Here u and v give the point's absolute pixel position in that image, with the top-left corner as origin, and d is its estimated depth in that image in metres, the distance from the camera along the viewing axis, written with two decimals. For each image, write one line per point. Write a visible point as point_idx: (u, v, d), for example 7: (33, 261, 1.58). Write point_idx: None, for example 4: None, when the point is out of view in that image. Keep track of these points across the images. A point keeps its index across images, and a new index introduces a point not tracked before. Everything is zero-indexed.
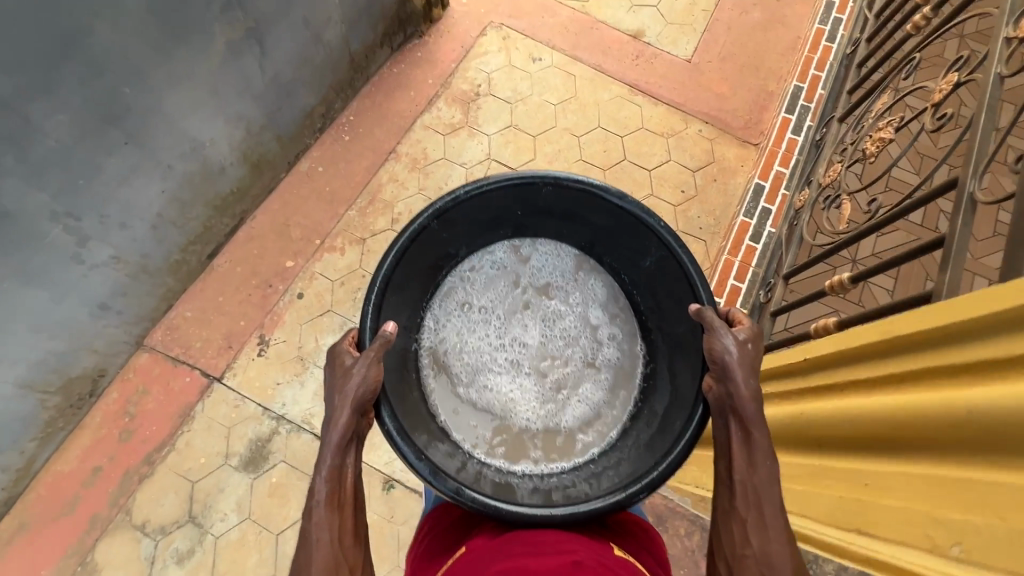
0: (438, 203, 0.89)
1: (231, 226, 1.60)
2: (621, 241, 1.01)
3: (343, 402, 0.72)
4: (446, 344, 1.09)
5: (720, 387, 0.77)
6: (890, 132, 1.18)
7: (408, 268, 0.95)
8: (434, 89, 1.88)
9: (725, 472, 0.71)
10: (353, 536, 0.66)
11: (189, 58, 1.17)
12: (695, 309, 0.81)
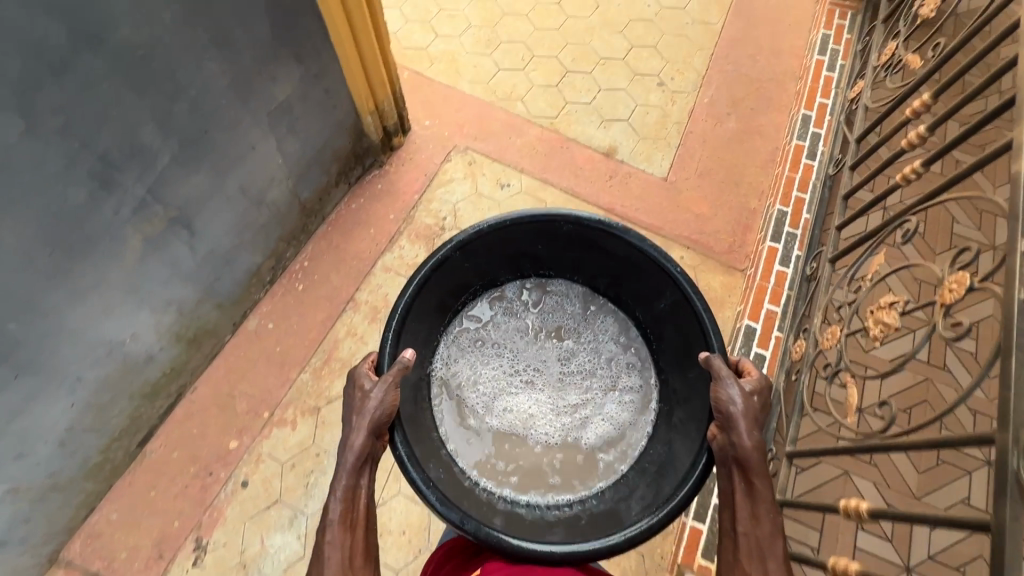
0: (461, 234, 1.12)
1: (166, 406, 1.43)
2: (638, 282, 1.24)
3: (360, 424, 0.93)
4: (460, 376, 1.31)
5: (723, 437, 0.96)
6: (895, 318, 1.05)
7: (436, 294, 1.19)
8: (396, 225, 1.76)
9: (731, 527, 0.86)
10: (360, 558, 0.83)
11: (96, 270, 1.03)
12: (705, 358, 1.02)
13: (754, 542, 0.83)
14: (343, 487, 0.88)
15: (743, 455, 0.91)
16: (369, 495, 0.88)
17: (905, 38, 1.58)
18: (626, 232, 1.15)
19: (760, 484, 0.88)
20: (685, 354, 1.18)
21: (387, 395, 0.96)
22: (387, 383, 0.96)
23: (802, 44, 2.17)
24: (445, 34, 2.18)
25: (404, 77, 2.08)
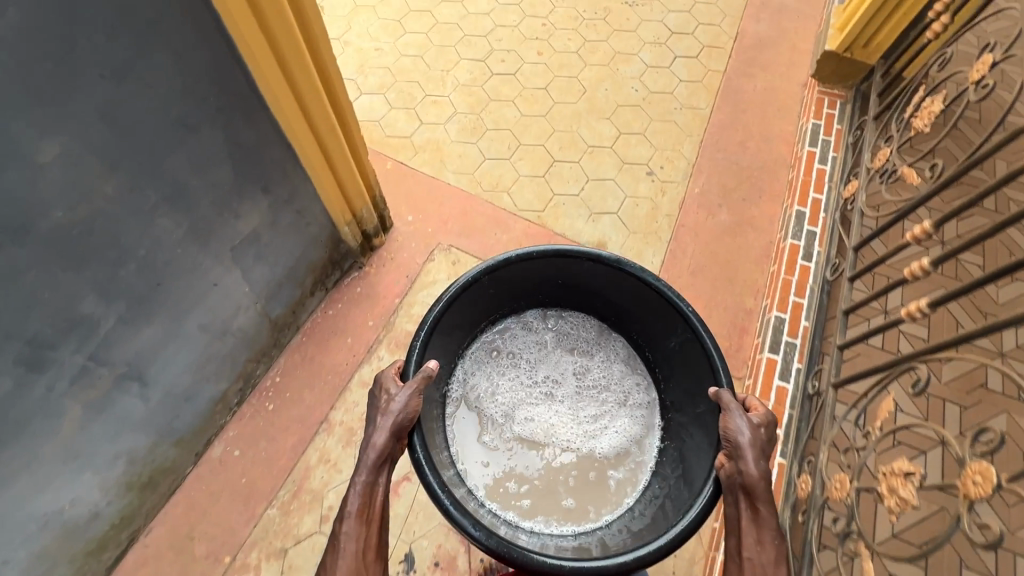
0: (491, 262, 1.23)
1: (117, 553, 1.31)
2: (651, 317, 1.34)
3: (382, 428, 1.01)
4: (483, 392, 1.43)
5: (731, 465, 1.04)
6: (914, 495, 0.97)
7: (464, 312, 1.30)
8: (375, 332, 1.67)
9: (737, 547, 0.95)
10: (373, 552, 0.91)
11: (26, 449, 0.93)
12: (715, 391, 1.12)
13: (756, 566, 0.92)
14: (362, 483, 0.96)
15: (751, 482, 0.99)
16: (385, 493, 0.96)
17: (898, 144, 1.54)
18: (647, 273, 1.24)
19: (765, 509, 0.97)
20: (695, 390, 1.27)
21: (411, 405, 1.04)
22: (410, 392, 1.06)
23: (792, 130, 2.14)
24: (430, 122, 2.14)
25: (387, 168, 2.03)
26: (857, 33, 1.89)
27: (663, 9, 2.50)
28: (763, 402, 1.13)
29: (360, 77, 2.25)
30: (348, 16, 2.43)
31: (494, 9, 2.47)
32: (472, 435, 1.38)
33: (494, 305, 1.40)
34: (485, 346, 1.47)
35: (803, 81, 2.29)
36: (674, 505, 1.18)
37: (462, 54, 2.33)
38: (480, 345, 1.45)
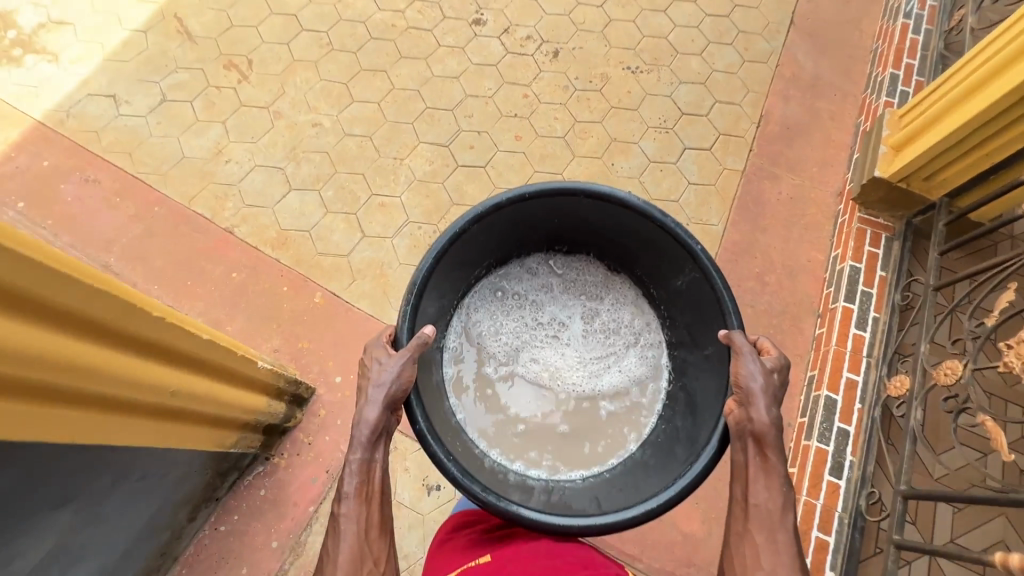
0: (480, 208, 1.05)
1: None
2: (656, 258, 1.19)
3: (376, 401, 0.93)
4: (485, 331, 1.27)
5: (741, 411, 0.97)
6: None
7: (461, 263, 1.16)
8: (279, 559, 1.30)
9: (743, 495, 0.92)
10: (376, 529, 0.90)
11: None
12: (726, 335, 1.03)
13: (764, 512, 0.89)
14: (359, 460, 0.92)
15: (760, 429, 0.93)
16: (384, 469, 0.92)
17: (973, 363, 1.17)
18: (646, 206, 1.09)
19: (775, 455, 0.92)
20: (698, 331, 1.15)
21: (402, 372, 0.94)
22: (402, 360, 0.95)
23: (821, 259, 1.76)
24: (374, 234, 1.71)
25: (315, 302, 1.61)
26: (915, 167, 1.50)
27: (672, 81, 2.05)
28: (773, 345, 1.05)
29: (291, 165, 1.80)
30: (283, 77, 1.96)
31: (466, 73, 2.02)
32: (476, 380, 1.24)
33: (490, 253, 1.22)
34: (489, 288, 1.29)
35: (836, 189, 1.88)
36: (684, 452, 1.07)
37: (422, 136, 1.89)
38: (483, 290, 1.29)
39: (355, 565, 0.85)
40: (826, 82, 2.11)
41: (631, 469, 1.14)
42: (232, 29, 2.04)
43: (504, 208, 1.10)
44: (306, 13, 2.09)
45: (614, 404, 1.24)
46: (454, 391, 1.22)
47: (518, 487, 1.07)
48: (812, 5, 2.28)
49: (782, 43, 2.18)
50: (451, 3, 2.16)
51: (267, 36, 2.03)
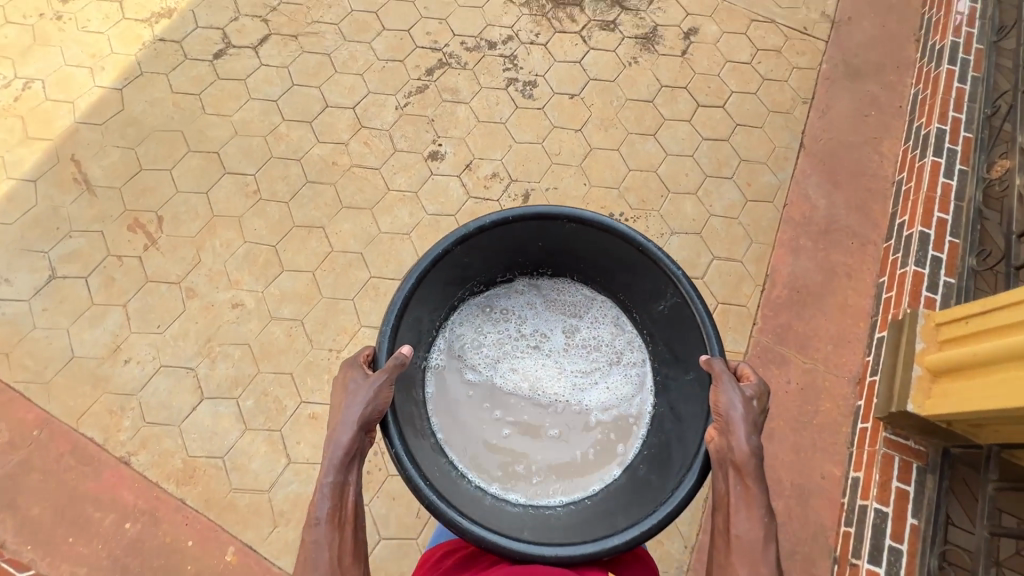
0: (464, 230, 0.95)
1: None
2: (633, 279, 1.04)
3: (349, 422, 0.81)
4: (462, 345, 1.07)
5: (721, 440, 0.84)
6: None
7: (444, 280, 1.00)
8: None
9: (724, 527, 0.78)
10: (351, 557, 0.76)
11: None
12: (705, 360, 0.89)
13: (748, 548, 0.75)
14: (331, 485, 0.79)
15: (740, 459, 0.81)
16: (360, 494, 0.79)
17: None
18: (630, 232, 0.97)
19: (758, 488, 0.79)
20: (681, 358, 0.99)
21: (380, 393, 0.83)
22: (378, 383, 0.83)
23: (837, 476, 1.48)
24: (302, 460, 1.43)
25: (226, 562, 1.33)
26: (955, 414, 1.20)
27: (662, 230, 1.76)
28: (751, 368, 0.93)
29: (204, 364, 1.50)
30: (201, 239, 1.65)
31: (421, 226, 1.71)
32: (450, 395, 1.03)
33: (477, 269, 1.05)
34: (471, 303, 1.10)
35: (853, 373, 1.60)
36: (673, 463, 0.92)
37: (363, 317, 1.59)
38: (465, 306, 1.10)
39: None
40: (841, 225, 1.81)
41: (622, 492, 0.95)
42: (142, 174, 1.73)
43: (487, 230, 0.98)
44: (230, 148, 1.78)
45: (601, 423, 1.04)
46: (433, 413, 1.01)
47: (493, 515, 0.89)
48: (824, 124, 1.97)
49: (791, 174, 1.88)
50: (403, 131, 1.85)
51: (183, 183, 1.72)
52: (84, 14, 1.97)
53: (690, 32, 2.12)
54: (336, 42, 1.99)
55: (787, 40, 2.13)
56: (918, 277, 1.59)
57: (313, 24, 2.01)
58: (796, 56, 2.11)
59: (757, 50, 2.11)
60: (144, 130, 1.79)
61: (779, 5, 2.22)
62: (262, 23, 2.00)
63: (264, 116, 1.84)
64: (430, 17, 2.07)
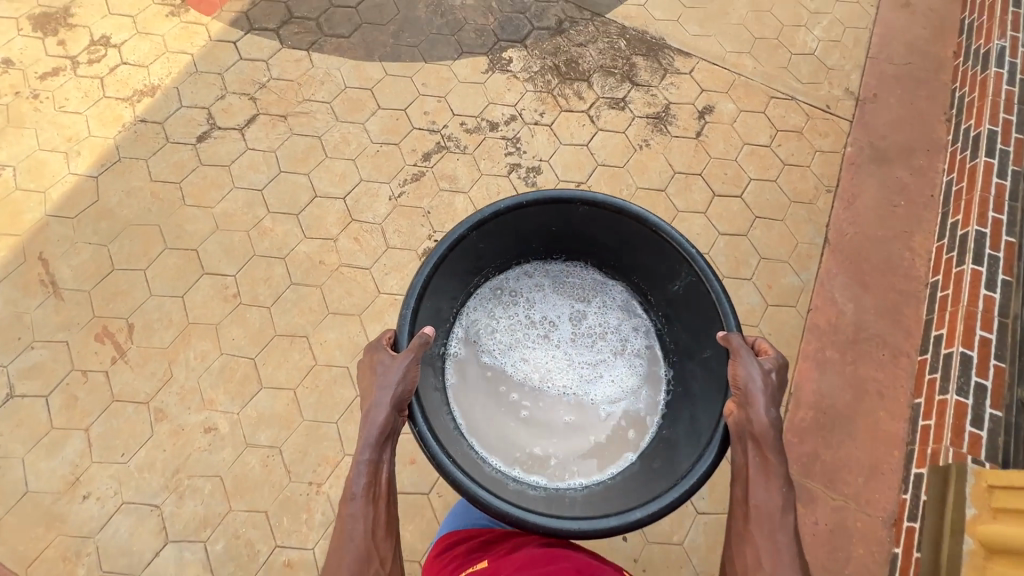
0: (479, 215, 1.00)
1: None
2: (648, 261, 1.11)
3: (383, 402, 0.88)
4: (477, 334, 1.16)
5: (740, 413, 0.90)
6: None
7: (457, 270, 1.08)
8: None
9: (742, 496, 0.86)
10: (383, 529, 0.84)
11: None
12: (723, 335, 0.95)
13: (766, 514, 0.83)
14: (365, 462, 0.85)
15: (759, 430, 0.87)
16: (392, 470, 0.86)
17: None
18: (640, 211, 1.03)
19: (775, 459, 0.86)
20: (700, 332, 1.05)
21: (408, 373, 0.90)
22: (406, 362, 0.90)
23: None
24: None
25: None
26: None
27: None
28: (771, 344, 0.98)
29: (170, 501, 1.37)
30: (174, 350, 1.52)
31: None
32: (470, 379, 1.12)
33: (491, 259, 1.15)
34: (485, 289, 1.20)
35: (887, 513, 1.45)
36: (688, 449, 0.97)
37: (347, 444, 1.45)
38: (480, 291, 1.19)
39: (361, 564, 0.80)
40: (871, 334, 1.66)
41: (635, 474, 1.03)
42: (114, 275, 1.60)
43: (502, 215, 1.03)
44: (209, 245, 1.66)
45: (610, 409, 1.12)
46: (456, 396, 1.10)
47: (515, 491, 0.96)
48: (850, 215, 1.83)
49: (815, 274, 1.74)
50: (396, 225, 1.72)
51: (157, 285, 1.59)
52: (63, 92, 1.86)
53: (705, 110, 1.99)
54: (328, 123, 1.87)
55: (808, 120, 2.00)
56: (960, 407, 1.43)
57: (303, 103, 1.90)
58: (819, 138, 1.97)
59: (777, 130, 1.97)
60: (119, 224, 1.67)
61: (800, 79, 2.08)
62: (249, 102, 1.89)
63: (248, 208, 1.72)
64: (429, 96, 1.95)
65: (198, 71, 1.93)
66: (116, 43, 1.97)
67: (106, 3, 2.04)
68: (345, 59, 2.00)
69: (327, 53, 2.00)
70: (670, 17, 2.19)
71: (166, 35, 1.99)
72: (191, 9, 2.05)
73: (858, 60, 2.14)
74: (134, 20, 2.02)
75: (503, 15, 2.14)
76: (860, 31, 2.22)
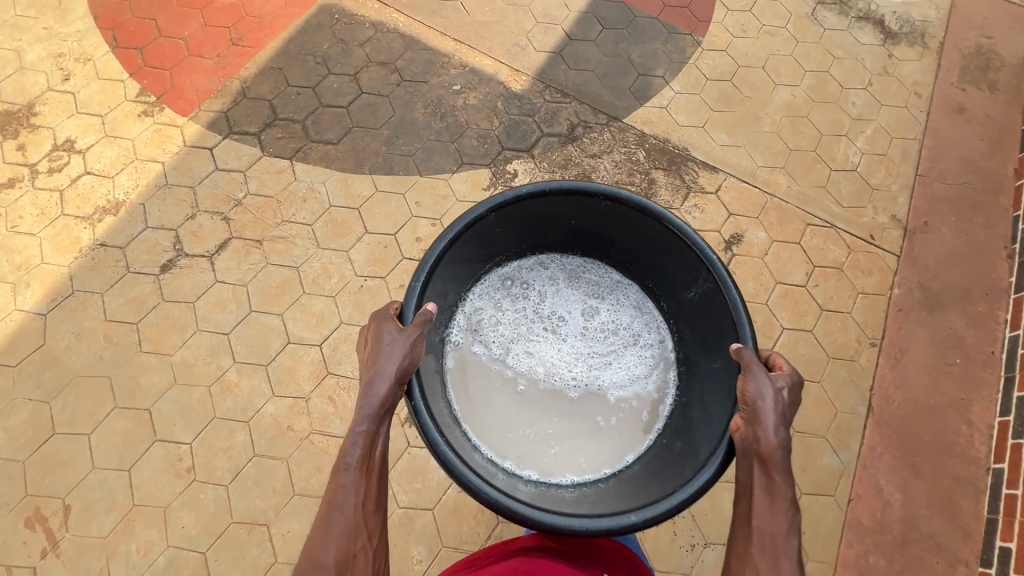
0: (502, 198, 0.92)
1: None
2: (665, 266, 1.02)
3: (385, 373, 0.78)
4: (483, 319, 1.08)
5: (747, 429, 0.78)
6: None
7: (467, 257, 1.00)
8: None
9: (745, 516, 0.72)
10: (374, 504, 0.71)
11: None
12: (735, 349, 0.86)
13: (768, 539, 0.69)
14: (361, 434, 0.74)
15: (767, 451, 0.75)
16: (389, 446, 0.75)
17: None
18: (660, 210, 0.93)
19: (781, 483, 0.74)
20: (710, 345, 0.95)
21: (412, 349, 0.81)
22: (411, 337, 0.81)
23: None
24: None
25: None
26: None
27: (693, 538, 1.56)
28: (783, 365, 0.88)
29: None
30: (113, 541, 1.33)
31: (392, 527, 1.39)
32: (468, 368, 1.02)
33: (503, 244, 1.06)
34: (495, 275, 1.11)
35: None
36: (692, 456, 0.87)
37: None
38: (489, 277, 1.10)
39: (349, 538, 0.66)
40: (922, 534, 1.43)
41: (635, 481, 0.92)
42: (53, 442, 1.41)
43: (522, 202, 0.96)
44: (164, 404, 1.46)
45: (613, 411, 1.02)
46: (453, 384, 1.00)
47: (505, 485, 0.87)
48: (897, 378, 1.60)
49: (856, 453, 1.51)
50: None
51: (102, 455, 1.40)
52: (17, 208, 1.69)
53: (733, 240, 1.77)
54: (307, 250, 1.67)
55: (850, 253, 1.77)
56: None
57: (281, 226, 1.70)
58: (861, 276, 1.74)
59: (813, 266, 1.75)
60: (65, 375, 1.48)
61: (840, 202, 1.85)
62: (222, 223, 1.70)
63: (211, 358, 1.52)
64: (422, 218, 1.75)
65: (168, 184, 1.74)
66: (81, 148, 1.78)
67: (74, 100, 1.86)
68: (330, 171, 1.80)
69: (312, 163, 1.81)
70: (695, 122, 1.97)
71: (136, 139, 1.80)
72: (166, 108, 1.87)
73: (906, 179, 1.91)
74: (102, 121, 1.83)
75: (509, 117, 1.93)
76: (909, 142, 1.98)
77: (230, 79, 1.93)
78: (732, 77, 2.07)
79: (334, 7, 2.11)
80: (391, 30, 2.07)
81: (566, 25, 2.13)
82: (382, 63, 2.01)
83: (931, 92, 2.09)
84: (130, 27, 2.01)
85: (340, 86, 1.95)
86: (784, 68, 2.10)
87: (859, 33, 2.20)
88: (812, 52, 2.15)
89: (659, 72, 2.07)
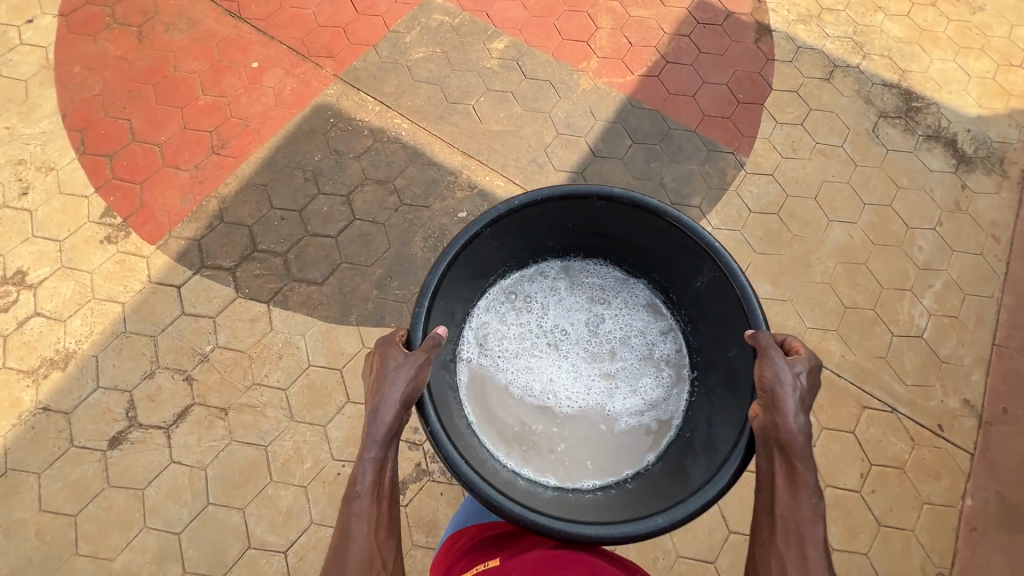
0: (494, 211, 0.86)
1: None
2: (669, 258, 0.95)
3: (391, 398, 0.73)
4: (491, 335, 1.01)
5: (766, 417, 0.74)
6: None
7: (471, 274, 0.94)
8: None
9: (766, 506, 0.69)
10: (387, 529, 0.70)
11: None
12: (751, 334, 0.79)
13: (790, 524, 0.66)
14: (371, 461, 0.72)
15: (787, 439, 0.70)
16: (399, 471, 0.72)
17: None
18: (657, 204, 0.86)
19: (807, 470, 0.68)
20: (724, 333, 0.90)
21: (418, 373, 0.76)
22: (417, 362, 0.76)
23: None
24: None
25: None
26: None
27: None
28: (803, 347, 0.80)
29: None
30: None
31: None
32: (482, 385, 0.96)
33: (503, 257, 0.98)
34: (495, 290, 1.04)
35: None
36: (704, 460, 0.81)
37: None
38: (490, 292, 1.03)
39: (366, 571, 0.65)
40: None
41: (655, 480, 0.87)
42: None
43: (519, 212, 0.89)
44: None
45: (629, 419, 0.96)
46: (471, 402, 0.95)
47: (525, 492, 0.82)
48: None
49: None
50: None
51: None
52: None
53: None
54: (279, 424, 1.45)
55: (914, 448, 1.51)
56: None
57: (251, 391, 1.48)
58: (928, 480, 1.48)
59: (870, 463, 1.49)
60: None
61: (903, 378, 1.59)
62: (184, 385, 1.47)
63: (158, 566, 1.31)
64: None
65: (126, 332, 1.52)
66: (32, 282, 1.57)
67: (31, 219, 1.65)
68: (312, 320, 1.57)
69: (291, 309, 1.58)
70: None
71: (95, 273, 1.59)
72: (133, 233, 1.65)
73: (982, 350, 1.63)
74: (59, 247, 1.62)
75: None
76: (986, 301, 1.70)
77: (207, 198, 1.71)
78: (779, 209, 1.80)
79: (329, 109, 1.87)
80: (392, 138, 1.84)
81: (591, 138, 1.88)
82: (380, 181, 1.77)
83: (1011, 236, 1.80)
84: (101, 129, 1.79)
85: (330, 210, 1.71)
86: (840, 199, 1.83)
87: (927, 156, 1.92)
88: (872, 178, 1.87)
89: (695, 201, 1.81)
